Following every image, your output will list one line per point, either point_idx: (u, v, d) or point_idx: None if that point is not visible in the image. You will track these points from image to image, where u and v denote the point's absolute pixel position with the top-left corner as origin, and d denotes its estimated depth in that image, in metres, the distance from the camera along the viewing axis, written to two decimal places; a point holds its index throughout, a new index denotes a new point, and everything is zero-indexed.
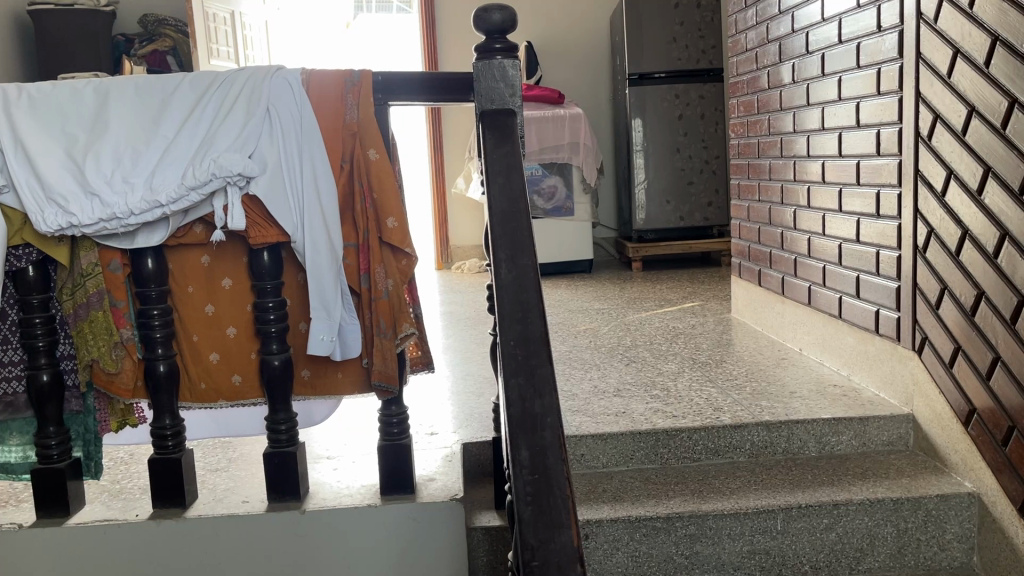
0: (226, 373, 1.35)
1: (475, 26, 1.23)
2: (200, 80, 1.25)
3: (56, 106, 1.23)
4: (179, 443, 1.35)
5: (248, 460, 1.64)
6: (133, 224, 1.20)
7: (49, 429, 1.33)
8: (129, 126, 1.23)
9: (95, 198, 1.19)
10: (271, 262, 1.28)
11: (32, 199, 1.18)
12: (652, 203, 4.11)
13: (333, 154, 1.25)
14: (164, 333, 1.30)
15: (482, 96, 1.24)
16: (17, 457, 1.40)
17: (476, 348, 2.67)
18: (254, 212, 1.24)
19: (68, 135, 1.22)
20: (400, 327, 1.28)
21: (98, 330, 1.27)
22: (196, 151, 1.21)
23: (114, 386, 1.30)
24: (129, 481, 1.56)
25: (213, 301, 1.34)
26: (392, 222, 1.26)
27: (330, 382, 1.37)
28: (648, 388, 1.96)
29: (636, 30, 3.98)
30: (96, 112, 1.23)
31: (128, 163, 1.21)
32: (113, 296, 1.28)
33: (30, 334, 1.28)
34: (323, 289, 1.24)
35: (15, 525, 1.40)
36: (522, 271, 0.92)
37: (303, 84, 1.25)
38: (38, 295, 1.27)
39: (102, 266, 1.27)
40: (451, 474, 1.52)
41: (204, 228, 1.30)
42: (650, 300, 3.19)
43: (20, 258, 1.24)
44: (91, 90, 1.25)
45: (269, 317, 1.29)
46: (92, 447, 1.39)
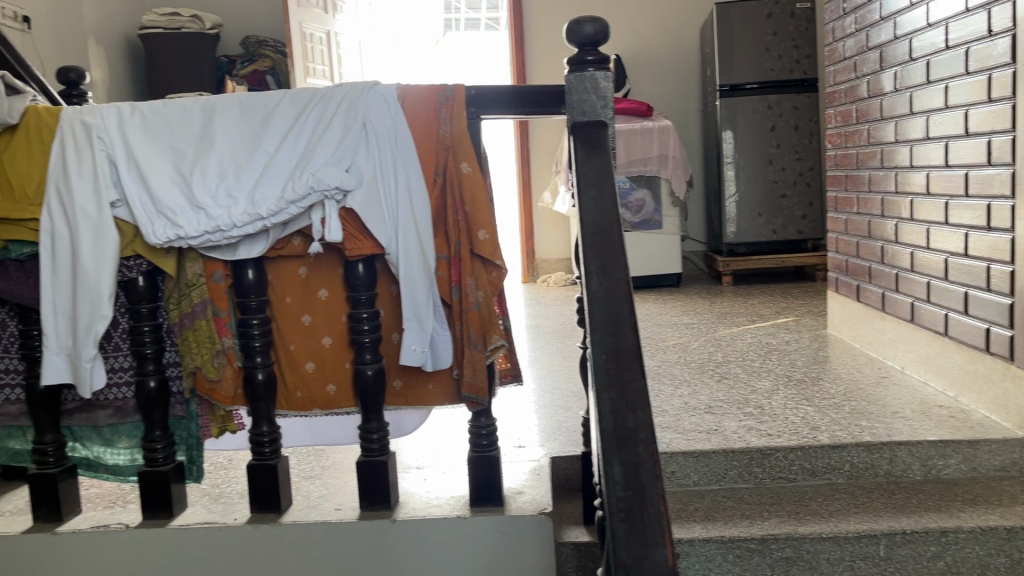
0: (321, 383, 1.39)
1: (567, 39, 1.23)
2: (301, 96, 1.28)
3: (167, 123, 1.29)
4: (275, 450, 1.38)
5: (340, 468, 1.66)
6: (236, 237, 1.25)
7: (155, 433, 1.38)
8: (233, 142, 1.28)
9: (201, 211, 1.24)
10: (365, 273, 1.31)
11: (143, 212, 1.24)
12: (743, 216, 4.02)
13: (427, 168, 1.27)
14: (263, 343, 1.34)
15: (573, 109, 1.24)
16: (125, 460, 1.46)
17: (562, 361, 2.66)
18: (350, 225, 1.27)
19: (177, 151, 1.28)
20: (489, 339, 1.29)
21: (202, 338, 1.34)
22: (296, 166, 1.25)
23: (215, 393, 1.36)
24: (228, 485, 1.61)
25: (310, 311, 1.37)
26: (483, 234, 1.26)
27: (420, 393, 1.39)
28: (741, 406, 1.91)
29: (727, 41, 3.91)
30: (204, 129, 1.29)
31: (232, 178, 1.25)
32: (216, 305, 1.33)
33: (139, 342, 1.34)
34: (415, 300, 1.26)
35: (122, 526, 1.44)
36: (614, 283, 0.92)
37: (398, 98, 1.27)
38: (147, 304, 1.33)
39: (205, 277, 1.32)
40: (539, 488, 1.51)
41: (302, 240, 1.33)
42: (740, 315, 3.11)
43: (131, 269, 1.30)
44: (199, 107, 1.30)
45: (363, 327, 1.31)
46: (195, 451, 1.44)
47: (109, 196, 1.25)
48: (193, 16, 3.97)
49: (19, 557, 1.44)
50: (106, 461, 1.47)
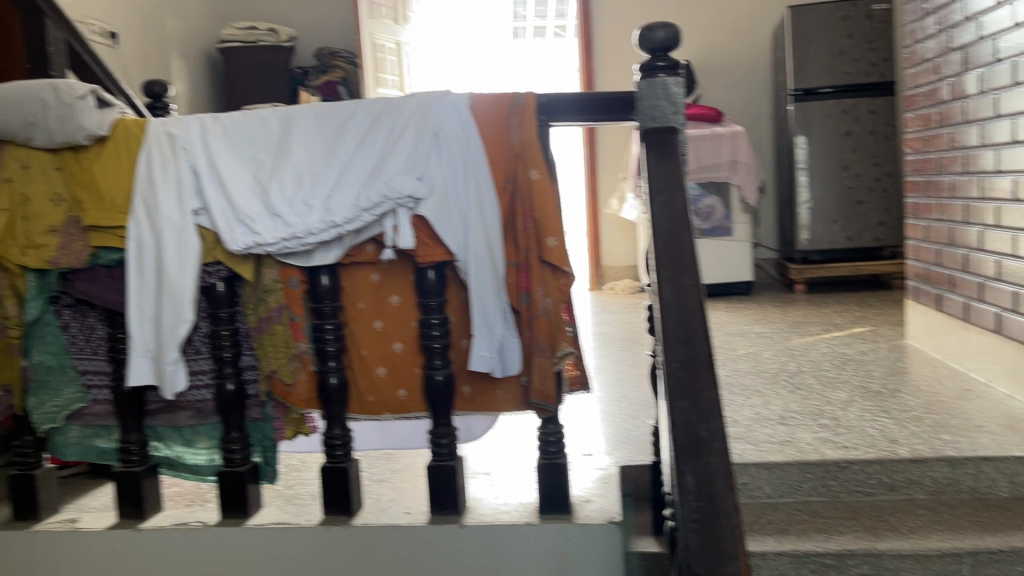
0: (392, 387, 1.41)
1: (638, 45, 1.23)
2: (374, 106, 1.31)
3: (246, 134, 1.33)
4: (347, 452, 1.42)
5: (409, 473, 1.68)
6: (311, 244, 1.27)
7: (232, 435, 1.43)
8: (310, 151, 1.31)
9: (278, 219, 1.27)
10: (436, 280, 1.32)
11: (224, 220, 1.28)
12: (817, 223, 3.93)
13: (497, 175, 1.28)
14: (336, 347, 1.37)
15: (643, 114, 1.23)
16: (204, 460, 1.50)
17: (630, 369, 2.63)
18: (421, 233, 1.29)
19: (257, 161, 1.32)
20: (558, 347, 1.29)
21: (278, 342, 1.38)
22: (369, 175, 1.27)
23: (290, 396, 1.40)
24: (301, 487, 1.64)
25: (382, 317, 1.39)
26: (552, 241, 1.26)
27: (489, 398, 1.40)
28: (815, 417, 1.87)
29: (800, 45, 3.83)
30: (281, 139, 1.32)
31: (307, 187, 1.28)
32: (291, 311, 1.37)
33: (218, 346, 1.38)
34: (486, 306, 1.27)
35: (201, 524, 1.48)
36: (685, 291, 0.93)
37: (469, 107, 1.28)
38: (226, 309, 1.37)
39: (282, 283, 1.36)
40: (607, 496, 1.50)
41: (375, 247, 1.35)
42: (813, 324, 3.04)
43: (211, 275, 1.35)
44: (277, 118, 1.34)
45: (433, 333, 1.33)
46: (270, 453, 1.47)
47: (192, 205, 1.30)
48: (270, 29, 4.07)
49: (105, 553, 1.49)
50: (186, 461, 1.51)
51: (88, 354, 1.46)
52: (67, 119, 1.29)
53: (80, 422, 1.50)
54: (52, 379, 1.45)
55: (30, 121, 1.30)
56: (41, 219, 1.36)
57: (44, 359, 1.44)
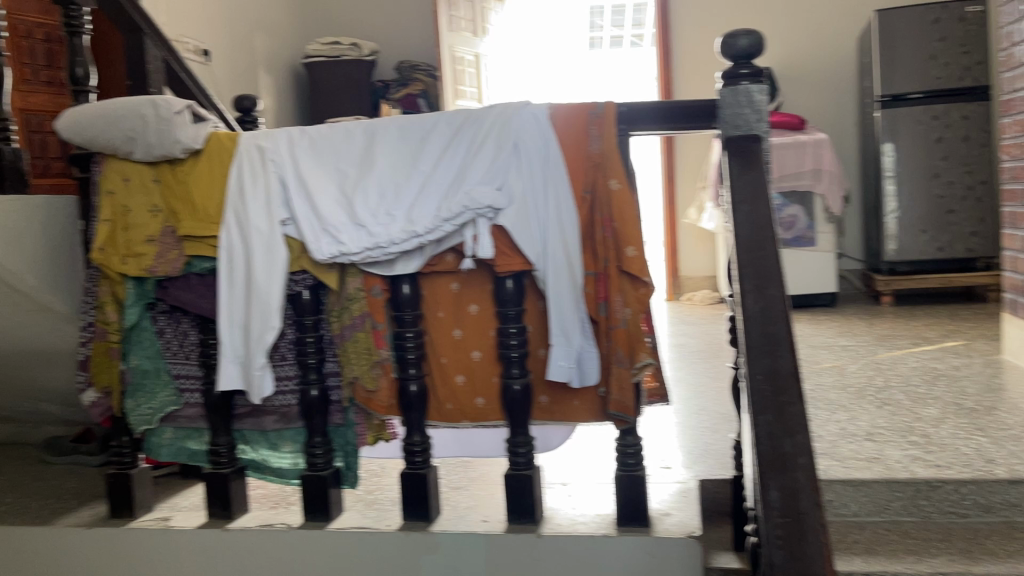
0: (470, 396, 1.42)
1: (721, 52, 1.21)
2: (455, 117, 1.32)
3: (333, 146, 1.37)
4: (426, 458, 1.44)
5: (487, 481, 1.69)
6: (393, 253, 1.30)
7: (316, 440, 1.46)
8: (393, 163, 1.33)
9: (362, 229, 1.30)
10: (514, 289, 1.33)
11: (310, 229, 1.32)
12: (905, 233, 3.80)
13: (576, 185, 1.28)
14: (416, 355, 1.39)
15: (726, 123, 1.22)
16: (289, 464, 1.54)
17: (710, 382, 2.59)
18: (501, 243, 1.30)
19: (342, 173, 1.35)
20: (637, 356, 1.27)
21: (361, 350, 1.40)
22: (450, 185, 1.29)
23: (372, 402, 1.42)
24: (381, 492, 1.67)
25: (461, 325, 1.41)
26: (632, 251, 1.25)
27: (567, 408, 1.39)
28: (905, 434, 1.80)
29: (888, 50, 3.72)
30: (366, 151, 1.35)
31: (390, 197, 1.31)
32: (374, 319, 1.39)
33: (303, 353, 1.42)
34: (564, 316, 1.27)
35: (285, 526, 1.52)
36: (770, 302, 0.92)
37: (549, 117, 1.28)
38: (311, 317, 1.41)
39: (365, 292, 1.39)
40: (686, 510, 1.48)
41: (455, 257, 1.37)
42: (902, 338, 2.94)
43: (297, 284, 1.39)
44: (361, 130, 1.37)
45: (511, 342, 1.34)
46: (352, 458, 1.51)
47: (280, 215, 1.34)
48: (353, 44, 4.17)
49: (194, 552, 1.54)
50: (272, 464, 1.56)
51: (181, 359, 1.52)
52: (164, 134, 1.35)
53: (173, 425, 1.56)
54: (148, 383, 1.52)
55: (131, 135, 1.37)
56: (139, 229, 1.43)
57: (141, 363, 1.51)
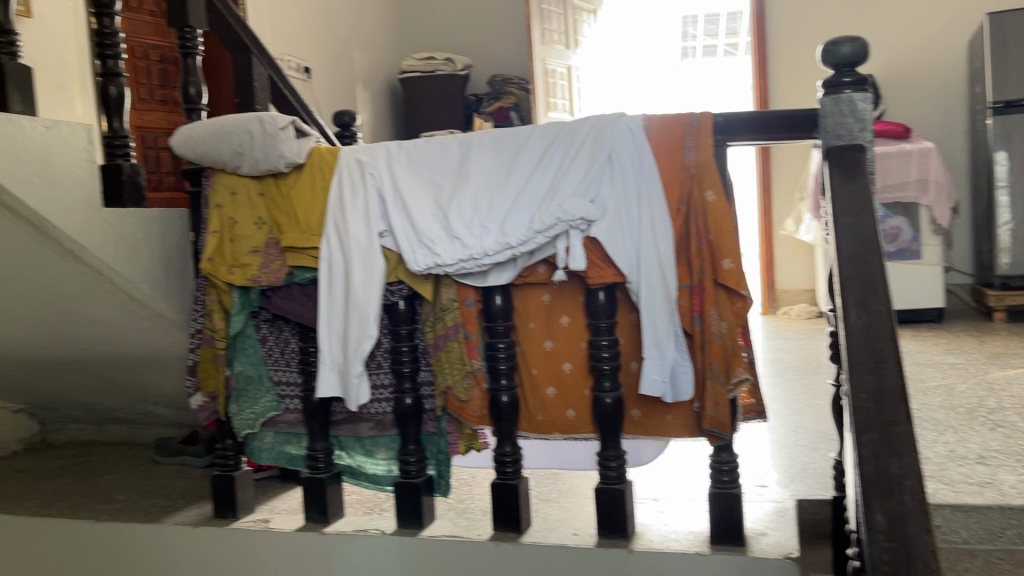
0: (561, 407, 1.42)
1: (822, 60, 1.18)
2: (549, 130, 1.33)
3: (429, 160, 1.40)
4: (516, 469, 1.44)
5: (577, 494, 1.68)
6: (487, 265, 1.31)
7: (409, 447, 1.49)
8: (487, 175, 1.35)
9: (456, 240, 1.32)
10: (606, 301, 1.32)
11: (406, 241, 1.35)
12: (1020, 246, 3.60)
13: (671, 197, 1.26)
14: (508, 365, 1.40)
15: (827, 132, 1.19)
16: (382, 470, 1.58)
17: (808, 399, 2.51)
18: (594, 254, 1.30)
19: (437, 185, 1.38)
20: (733, 372, 1.25)
21: (454, 359, 1.41)
22: (543, 196, 1.30)
23: (464, 412, 1.43)
24: (472, 502, 1.69)
25: (552, 337, 1.41)
26: (728, 263, 1.23)
27: (659, 423, 1.37)
28: (1021, 459, 1.70)
29: (1000, 54, 3.55)
30: (460, 164, 1.38)
31: (484, 209, 1.32)
32: (466, 329, 1.40)
33: (398, 361, 1.45)
34: (657, 329, 1.26)
35: (378, 532, 1.55)
36: (874, 316, 0.88)
37: (644, 129, 1.28)
38: (406, 326, 1.44)
39: (458, 302, 1.40)
40: (783, 530, 1.44)
41: (547, 268, 1.37)
42: (1017, 357, 2.78)
43: (393, 294, 1.41)
44: (457, 144, 1.39)
45: (603, 355, 1.33)
46: (443, 466, 1.53)
47: (378, 227, 1.37)
48: (447, 59, 4.25)
49: (292, 553, 1.59)
50: (366, 470, 1.60)
51: (282, 365, 1.60)
52: (270, 149, 1.40)
53: (273, 429, 1.63)
54: (251, 389, 1.58)
55: (239, 150, 1.42)
56: (245, 241, 1.49)
57: (244, 369, 1.57)
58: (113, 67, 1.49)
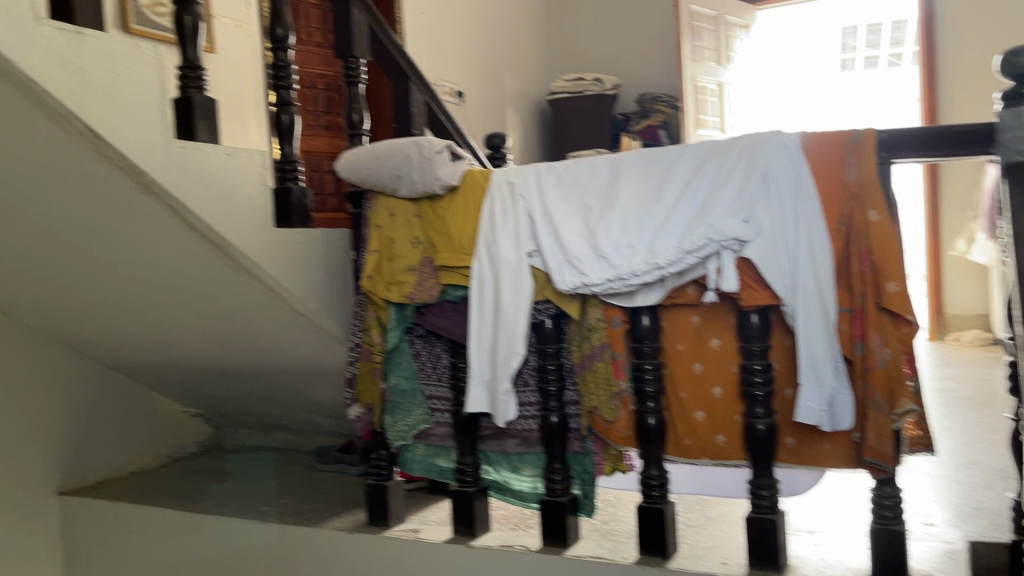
0: (710, 432, 1.39)
1: (998, 71, 1.11)
2: (701, 149, 1.31)
3: (578, 181, 1.41)
4: (663, 493, 1.42)
5: (726, 522, 1.63)
6: (635, 285, 1.31)
7: (555, 466, 1.50)
8: (636, 195, 1.34)
9: (605, 260, 1.32)
10: (759, 324, 1.28)
11: (555, 260, 1.37)
12: None
13: (830, 216, 1.21)
14: (655, 388, 1.38)
15: (1006, 147, 1.11)
16: (528, 487, 1.60)
17: (984, 432, 2.33)
18: (746, 275, 1.26)
19: (586, 206, 1.39)
20: (899, 402, 1.19)
21: (600, 379, 1.41)
22: (694, 216, 1.28)
23: (610, 433, 1.42)
24: (617, 524, 1.67)
25: (701, 360, 1.38)
26: (893, 286, 1.17)
27: (816, 452, 1.32)
28: None
29: None
30: (610, 184, 1.38)
31: (633, 229, 1.32)
32: (613, 349, 1.39)
33: (545, 380, 1.47)
34: (814, 353, 1.21)
35: (523, 548, 1.54)
36: None
37: (801, 147, 1.24)
38: (553, 345, 1.46)
39: (605, 322, 1.40)
40: (954, 573, 1.34)
41: (697, 289, 1.35)
42: None
43: (541, 313, 1.44)
44: (606, 164, 1.40)
45: (755, 380, 1.29)
46: (589, 486, 1.53)
47: (526, 247, 1.40)
48: (595, 79, 4.26)
49: (439, 564, 1.62)
50: (512, 486, 1.62)
51: (434, 380, 1.65)
52: (426, 172, 1.46)
53: (425, 442, 1.67)
54: (405, 402, 1.64)
55: (397, 174, 1.49)
56: (402, 260, 1.55)
57: (399, 382, 1.63)
58: (286, 96, 1.60)
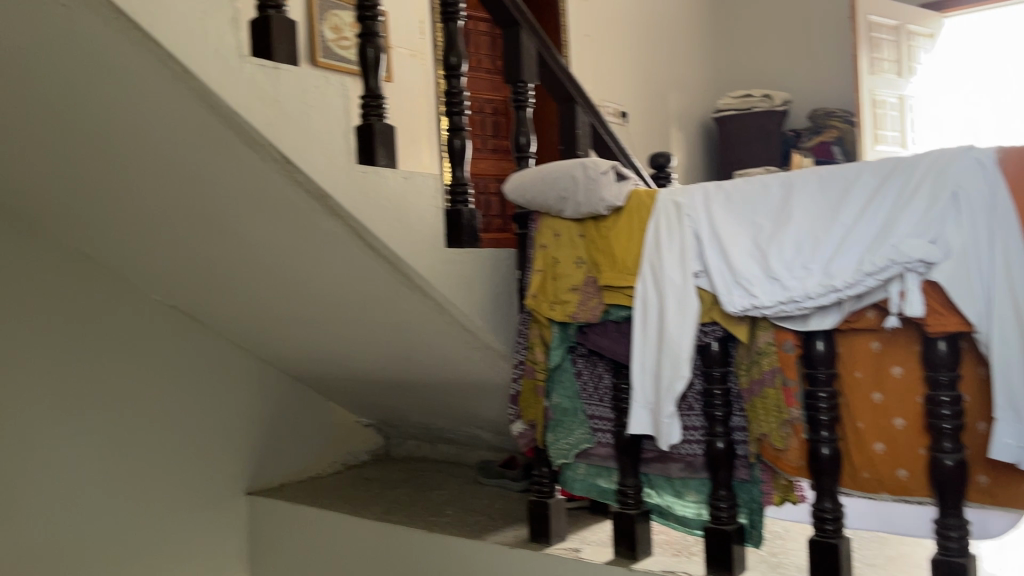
0: (890, 466, 1.30)
1: None
2: (883, 165, 1.24)
3: (748, 199, 1.37)
4: (838, 528, 1.35)
5: (908, 563, 1.53)
6: (808, 308, 1.26)
7: (720, 493, 1.46)
8: (811, 214, 1.29)
9: (776, 282, 1.28)
10: (948, 352, 1.20)
11: (723, 282, 1.34)
12: None
13: None
14: (829, 417, 1.32)
15: None
16: (692, 513, 1.56)
17: None
18: (933, 300, 1.19)
19: (756, 225, 1.35)
20: None
21: (770, 406, 1.36)
22: (875, 237, 1.21)
23: (780, 461, 1.38)
24: (786, 557, 1.60)
25: (881, 389, 1.30)
26: None
27: (1013, 494, 1.21)
28: None
29: None
30: (782, 203, 1.33)
31: (807, 250, 1.27)
32: (785, 374, 1.35)
33: (711, 404, 1.44)
34: (1012, 385, 1.12)
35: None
36: None
37: (999, 162, 1.14)
38: (719, 368, 1.42)
39: (776, 346, 1.35)
40: None
41: (877, 314, 1.28)
42: None
43: (707, 334, 1.41)
44: (778, 182, 1.35)
45: (943, 412, 1.21)
46: (756, 516, 1.48)
47: (693, 267, 1.38)
48: (765, 96, 4.12)
49: None
50: (676, 512, 1.59)
51: (596, 400, 1.64)
52: (592, 194, 1.47)
53: (587, 461, 1.67)
54: (567, 420, 1.64)
55: (563, 196, 1.51)
56: (566, 279, 1.57)
57: (562, 401, 1.64)
58: (458, 122, 1.65)
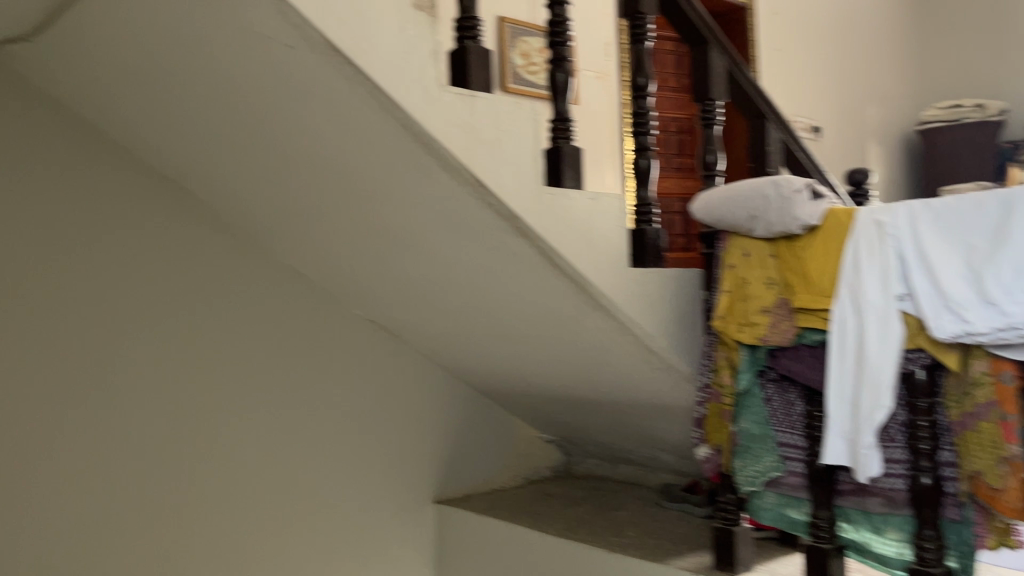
0: None
1: None
2: None
3: (960, 217, 1.25)
4: None
5: None
6: None
7: (925, 532, 1.36)
8: None
9: (994, 307, 1.18)
10: None
11: (932, 306, 1.26)
12: None
13: None
14: None
15: None
16: (893, 552, 1.46)
17: None
18: None
19: (969, 245, 1.24)
20: None
21: (985, 441, 1.25)
22: None
23: (996, 502, 1.24)
24: None
25: None
26: None
27: None
28: None
29: None
30: (999, 220, 1.20)
31: None
32: (1003, 408, 1.22)
33: (915, 437, 1.36)
34: None
35: None
36: None
37: None
38: (925, 400, 1.34)
39: (993, 377, 1.24)
40: None
41: None
42: None
43: (912, 362, 1.33)
44: (994, 197, 1.22)
45: None
46: (968, 560, 1.36)
47: (896, 291, 1.31)
48: (977, 104, 3.77)
49: None
50: (874, 549, 1.49)
51: (786, 428, 1.57)
52: (785, 211, 1.42)
53: (776, 490, 1.59)
54: (755, 447, 1.57)
55: (754, 214, 1.48)
56: (756, 301, 1.52)
57: (750, 427, 1.57)
58: (644, 141, 1.64)
